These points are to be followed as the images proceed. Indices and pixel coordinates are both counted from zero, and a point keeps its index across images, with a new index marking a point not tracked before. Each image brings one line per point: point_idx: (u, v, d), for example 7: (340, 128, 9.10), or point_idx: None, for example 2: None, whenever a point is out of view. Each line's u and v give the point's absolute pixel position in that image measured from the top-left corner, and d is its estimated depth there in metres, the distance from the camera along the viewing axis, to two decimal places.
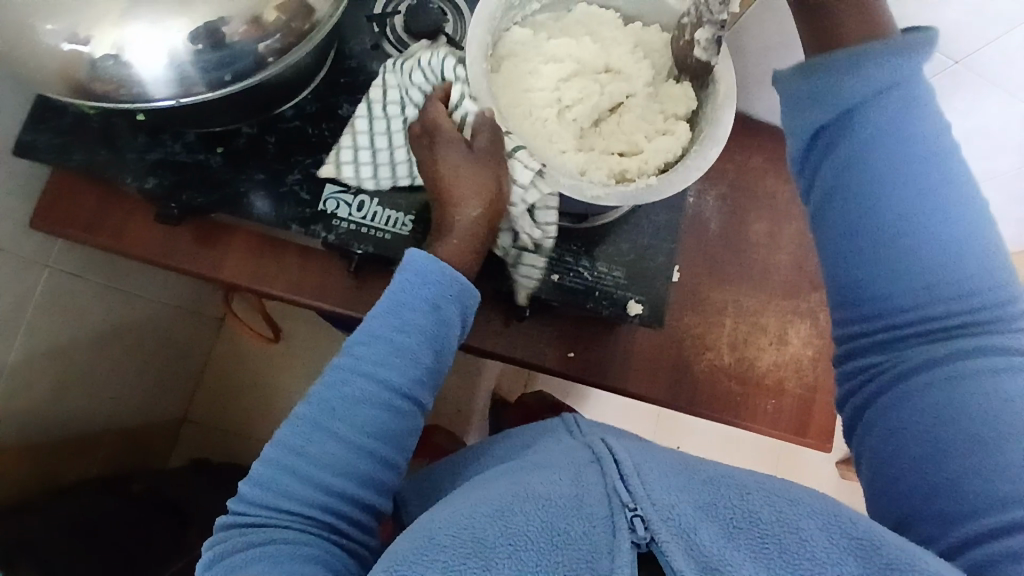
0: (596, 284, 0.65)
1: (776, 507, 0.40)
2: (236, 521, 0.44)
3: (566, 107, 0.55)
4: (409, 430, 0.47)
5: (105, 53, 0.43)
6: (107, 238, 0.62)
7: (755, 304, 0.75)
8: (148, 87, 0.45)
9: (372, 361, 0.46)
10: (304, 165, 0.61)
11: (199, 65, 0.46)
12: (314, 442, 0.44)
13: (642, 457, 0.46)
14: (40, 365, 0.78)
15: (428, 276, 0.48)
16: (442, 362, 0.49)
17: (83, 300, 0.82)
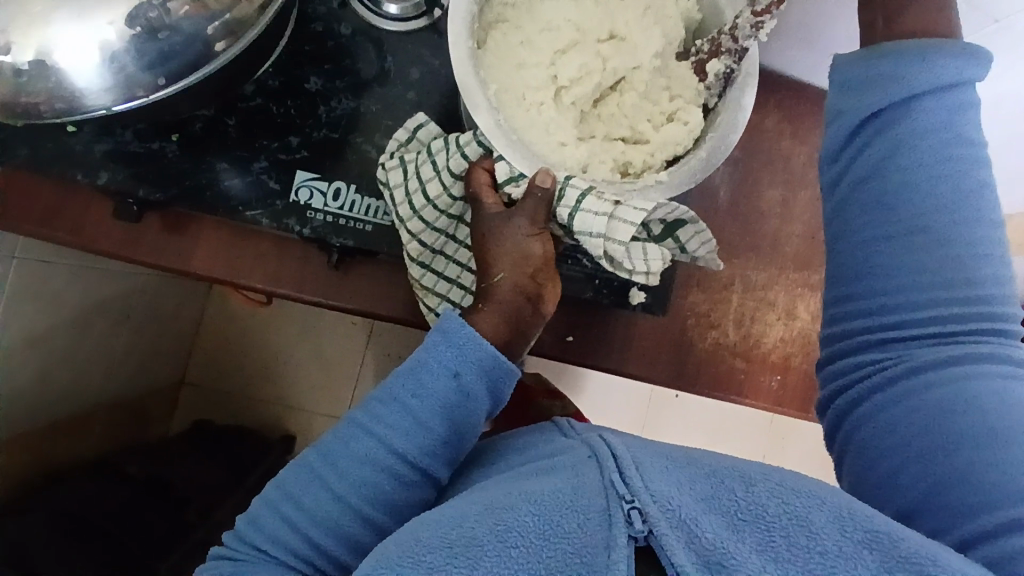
0: (596, 271, 0.60)
1: (785, 499, 0.36)
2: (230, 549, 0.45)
3: (563, 87, 0.49)
4: (415, 503, 0.44)
5: (28, 59, 0.39)
6: (64, 232, 0.57)
7: (764, 278, 0.71)
8: (82, 93, 0.40)
9: (383, 422, 0.44)
10: (271, 150, 0.54)
11: (138, 61, 0.40)
12: (311, 491, 0.44)
13: (639, 447, 0.42)
14: (20, 355, 0.76)
15: (455, 341, 0.45)
16: (462, 437, 0.45)
17: (59, 285, 0.78)
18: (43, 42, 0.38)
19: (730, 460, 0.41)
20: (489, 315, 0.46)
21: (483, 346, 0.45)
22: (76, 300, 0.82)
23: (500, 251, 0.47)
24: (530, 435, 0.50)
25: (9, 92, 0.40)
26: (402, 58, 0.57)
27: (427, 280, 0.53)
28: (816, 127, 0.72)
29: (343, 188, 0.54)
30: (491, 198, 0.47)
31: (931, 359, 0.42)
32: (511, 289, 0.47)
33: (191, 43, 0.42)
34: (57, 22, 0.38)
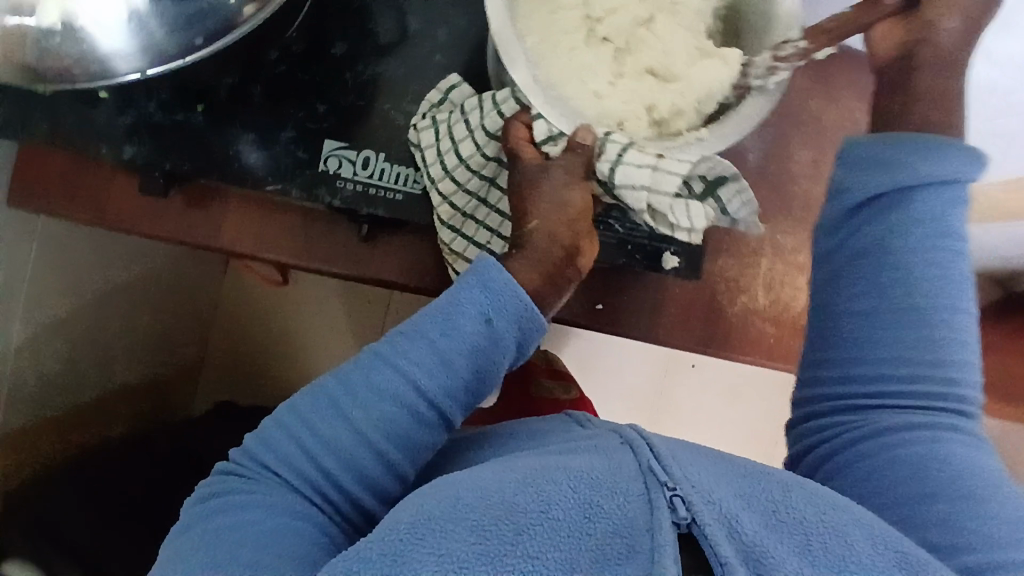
0: (629, 236, 0.59)
1: (818, 507, 0.37)
2: (237, 466, 0.44)
3: (596, 23, 0.47)
4: (429, 445, 0.44)
5: (55, 20, 0.37)
6: (87, 208, 0.56)
7: (793, 241, 0.71)
8: (110, 57, 0.39)
9: (407, 357, 0.43)
10: (298, 119, 0.53)
11: (165, 24, 0.39)
12: (328, 420, 0.42)
13: (671, 441, 0.42)
14: (42, 337, 0.75)
15: (488, 283, 0.44)
16: (482, 381, 0.44)
17: (77, 265, 0.77)
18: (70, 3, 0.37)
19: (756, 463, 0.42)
20: (526, 267, 0.45)
21: (515, 289, 0.44)
22: (95, 282, 0.81)
23: (538, 207, 0.46)
24: (543, 422, 0.51)
25: (33, 56, 0.38)
26: (427, 19, 0.55)
27: (458, 244, 0.52)
28: (847, 85, 0.70)
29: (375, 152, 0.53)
30: (527, 151, 0.47)
31: (897, 426, 0.43)
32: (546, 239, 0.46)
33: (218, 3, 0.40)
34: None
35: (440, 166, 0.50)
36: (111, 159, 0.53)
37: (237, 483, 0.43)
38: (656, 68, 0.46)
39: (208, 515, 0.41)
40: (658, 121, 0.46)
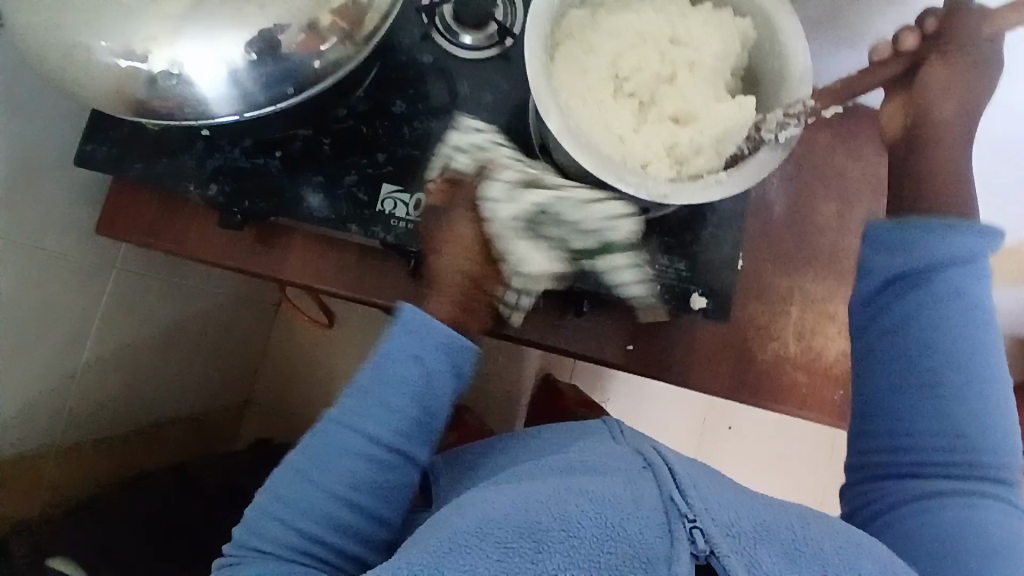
0: (657, 277, 0.62)
1: (837, 545, 0.38)
2: (228, 561, 0.49)
3: (622, 81, 0.52)
4: (396, 484, 0.50)
5: (161, 65, 0.43)
6: (168, 241, 0.64)
7: (823, 291, 0.72)
8: (208, 102, 0.45)
9: (355, 416, 0.49)
10: (359, 166, 0.60)
11: (256, 75, 0.45)
12: (297, 490, 0.48)
13: (696, 471, 0.44)
14: (108, 364, 0.81)
15: (418, 334, 0.51)
16: (433, 417, 0.52)
17: (148, 298, 0.84)
18: (176, 52, 0.42)
19: (769, 497, 0.44)
20: (440, 303, 0.55)
21: (436, 326, 0.51)
22: (162, 315, 0.88)
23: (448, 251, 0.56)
24: (568, 434, 0.57)
25: (141, 96, 0.45)
26: (476, 82, 0.62)
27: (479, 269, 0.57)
28: (870, 144, 0.74)
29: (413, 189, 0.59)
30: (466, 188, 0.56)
31: (943, 494, 0.44)
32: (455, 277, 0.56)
33: (303, 61, 0.46)
34: (190, 35, 0.42)
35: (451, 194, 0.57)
36: (195, 197, 0.61)
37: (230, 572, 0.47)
38: (680, 114, 0.51)
39: None
40: (679, 158, 0.50)
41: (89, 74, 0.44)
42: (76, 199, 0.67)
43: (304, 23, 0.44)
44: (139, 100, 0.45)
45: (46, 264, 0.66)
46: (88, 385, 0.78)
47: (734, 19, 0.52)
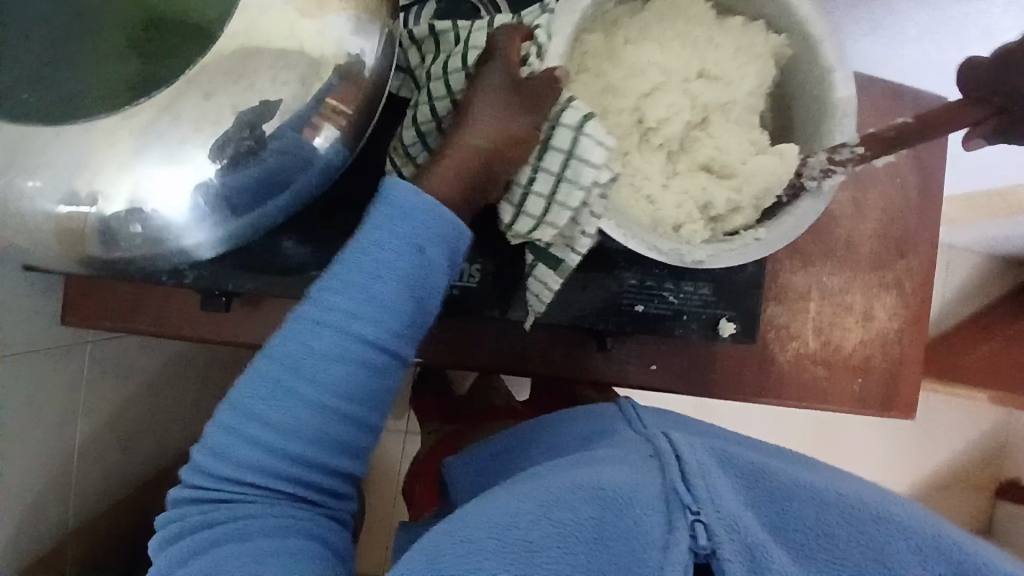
0: (682, 306, 0.59)
1: (864, 525, 0.39)
2: (193, 496, 0.43)
3: (650, 131, 0.47)
4: (388, 388, 0.43)
5: (117, 208, 0.36)
6: (151, 325, 0.58)
7: (840, 283, 0.71)
8: (176, 229, 0.38)
9: (337, 310, 0.40)
10: (352, 228, 0.54)
11: (225, 190, 0.37)
12: (276, 405, 0.40)
13: (704, 451, 0.44)
14: (102, 434, 0.73)
15: (409, 210, 0.41)
16: (427, 309, 0.43)
17: (125, 355, 0.75)
18: (135, 185, 0.35)
19: (793, 469, 0.44)
20: (444, 185, 0.42)
21: (435, 206, 0.41)
22: (144, 368, 0.79)
23: (478, 133, 0.43)
24: (585, 420, 0.55)
25: (97, 247, 0.38)
26: None
27: None
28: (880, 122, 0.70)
29: (458, 75, 0.46)
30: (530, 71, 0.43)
31: None
32: (473, 159, 0.42)
33: (296, 156, 0.39)
34: (155, 155, 0.35)
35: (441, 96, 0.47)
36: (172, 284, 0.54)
37: (203, 512, 0.42)
38: (713, 163, 0.47)
39: (186, 553, 0.41)
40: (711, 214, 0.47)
41: (27, 225, 0.37)
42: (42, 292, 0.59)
43: (291, 114, 0.37)
44: (93, 252, 0.38)
45: (26, 365, 0.59)
46: (92, 461, 0.73)
47: (767, 36, 0.47)
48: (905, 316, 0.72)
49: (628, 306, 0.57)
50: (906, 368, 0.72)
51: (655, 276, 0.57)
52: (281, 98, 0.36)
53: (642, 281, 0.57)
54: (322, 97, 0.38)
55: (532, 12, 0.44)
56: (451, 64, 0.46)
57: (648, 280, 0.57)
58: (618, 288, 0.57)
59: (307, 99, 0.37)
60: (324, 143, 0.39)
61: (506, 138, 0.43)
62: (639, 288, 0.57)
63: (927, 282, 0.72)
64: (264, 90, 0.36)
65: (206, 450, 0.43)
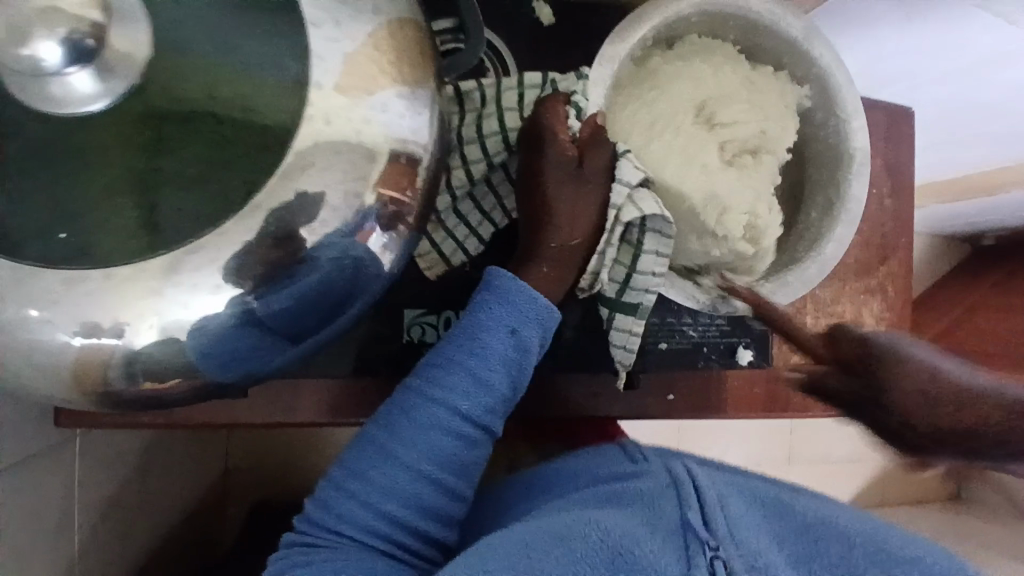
0: (702, 339, 0.60)
1: (884, 563, 0.40)
2: (296, 539, 0.47)
3: (716, 124, 0.50)
4: (479, 459, 0.47)
5: (147, 339, 0.34)
6: (155, 415, 0.55)
7: (831, 294, 0.74)
8: (195, 353, 0.35)
9: (439, 386, 0.45)
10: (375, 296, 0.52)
11: (250, 309, 0.35)
12: (378, 466, 0.45)
13: (723, 488, 0.47)
14: (101, 526, 0.68)
15: (507, 296, 0.46)
16: (516, 387, 0.48)
17: (116, 439, 0.70)
18: (167, 315, 0.33)
19: (815, 506, 0.45)
20: (549, 276, 0.48)
21: (534, 295, 0.46)
22: (136, 448, 0.74)
23: (564, 217, 0.47)
24: (601, 458, 0.56)
25: (121, 383, 0.35)
26: None
27: (471, 242, 0.52)
28: None
29: (495, 139, 0.49)
30: (599, 148, 0.47)
31: None
32: (563, 244, 0.48)
33: (337, 268, 0.37)
34: (199, 275, 0.33)
35: (478, 161, 0.50)
36: None
37: (299, 555, 0.46)
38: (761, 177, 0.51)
39: None
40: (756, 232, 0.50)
41: (44, 365, 0.34)
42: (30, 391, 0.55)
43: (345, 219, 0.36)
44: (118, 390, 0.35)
45: (20, 472, 0.54)
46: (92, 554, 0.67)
47: (792, 90, 0.51)
48: (892, 318, 0.76)
49: (651, 344, 0.59)
50: None
51: (675, 312, 0.59)
52: (325, 192, 0.35)
53: (663, 319, 0.59)
54: (374, 191, 0.36)
55: (564, 80, 0.50)
56: (486, 126, 0.49)
57: (668, 317, 0.59)
58: (641, 327, 0.58)
59: (362, 195, 0.36)
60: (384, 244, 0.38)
61: (589, 218, 0.48)
62: (661, 325, 0.59)
63: (908, 284, 0.77)
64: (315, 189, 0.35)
65: (315, 502, 0.47)
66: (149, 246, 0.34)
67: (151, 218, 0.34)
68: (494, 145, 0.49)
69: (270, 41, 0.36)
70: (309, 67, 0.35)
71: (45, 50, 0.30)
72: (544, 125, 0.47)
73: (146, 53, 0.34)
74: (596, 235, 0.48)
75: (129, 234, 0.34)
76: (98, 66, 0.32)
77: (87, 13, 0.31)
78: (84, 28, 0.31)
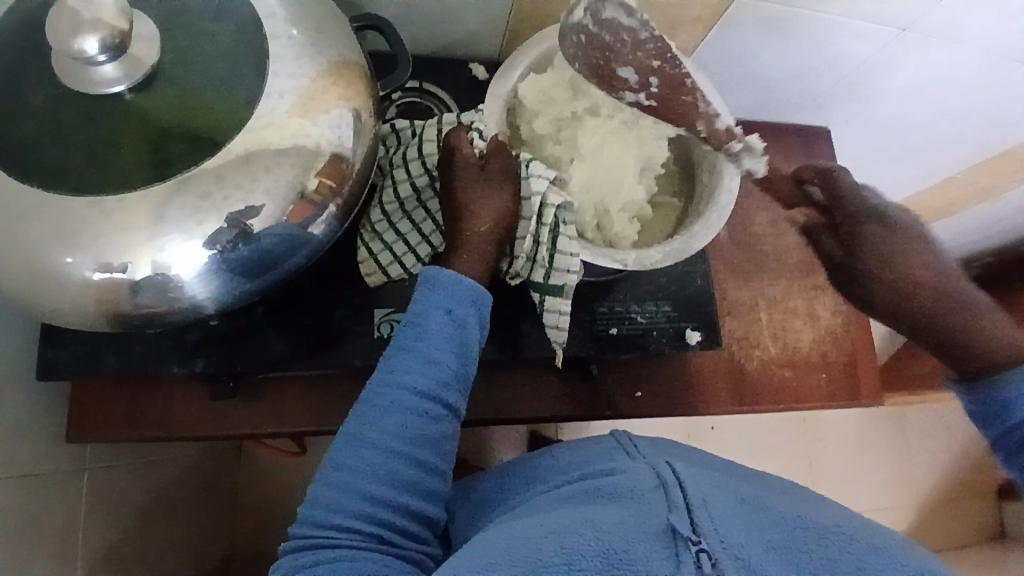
0: (651, 325, 0.65)
1: (858, 557, 0.39)
2: (293, 544, 0.46)
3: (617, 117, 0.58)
4: (446, 434, 0.49)
5: (145, 273, 0.39)
6: (156, 427, 0.60)
7: (781, 291, 0.80)
8: (188, 286, 0.41)
9: (400, 372, 0.48)
10: (348, 298, 0.59)
11: (222, 262, 0.41)
12: (356, 454, 0.46)
13: (709, 485, 0.44)
14: (101, 570, 0.70)
15: (446, 287, 0.50)
16: (468, 363, 0.51)
17: (120, 484, 0.73)
18: (159, 254, 0.39)
19: (791, 506, 0.44)
20: (474, 261, 0.52)
21: (463, 280, 0.50)
22: (137, 498, 0.77)
23: (479, 212, 0.52)
24: (597, 451, 0.54)
25: (130, 307, 0.41)
26: None
27: (422, 248, 0.58)
28: (776, 152, 0.84)
29: (416, 163, 0.56)
30: (497, 155, 0.53)
31: None
32: (483, 238, 0.52)
33: (283, 239, 0.42)
34: (179, 238, 0.39)
35: (405, 183, 0.57)
36: (181, 376, 0.57)
37: (299, 557, 0.45)
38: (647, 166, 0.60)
39: None
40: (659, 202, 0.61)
41: (69, 297, 0.40)
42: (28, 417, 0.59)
43: (289, 200, 0.41)
44: (126, 311, 0.41)
45: (28, 491, 0.58)
46: None
47: None
48: (845, 310, 0.80)
49: (602, 329, 0.64)
50: (860, 353, 0.79)
51: (621, 301, 0.65)
52: (260, 192, 0.40)
53: (611, 308, 0.65)
54: (316, 179, 0.42)
55: (468, 114, 0.55)
56: (409, 154, 0.56)
57: (615, 306, 0.65)
58: (592, 316, 0.64)
59: (303, 184, 0.42)
60: (316, 231, 0.44)
61: (500, 214, 0.52)
62: (609, 313, 0.64)
63: None
64: (253, 183, 0.40)
65: (308, 504, 0.47)
66: (160, 176, 0.38)
67: (158, 157, 0.39)
68: (415, 167, 0.56)
69: (235, 49, 0.41)
70: (271, 65, 0.41)
71: (85, 45, 0.36)
72: (450, 146, 0.53)
73: (156, 56, 0.39)
74: (509, 227, 0.52)
75: (119, 181, 0.38)
76: (124, 59, 0.38)
77: (116, 19, 0.36)
78: (114, 32, 0.36)
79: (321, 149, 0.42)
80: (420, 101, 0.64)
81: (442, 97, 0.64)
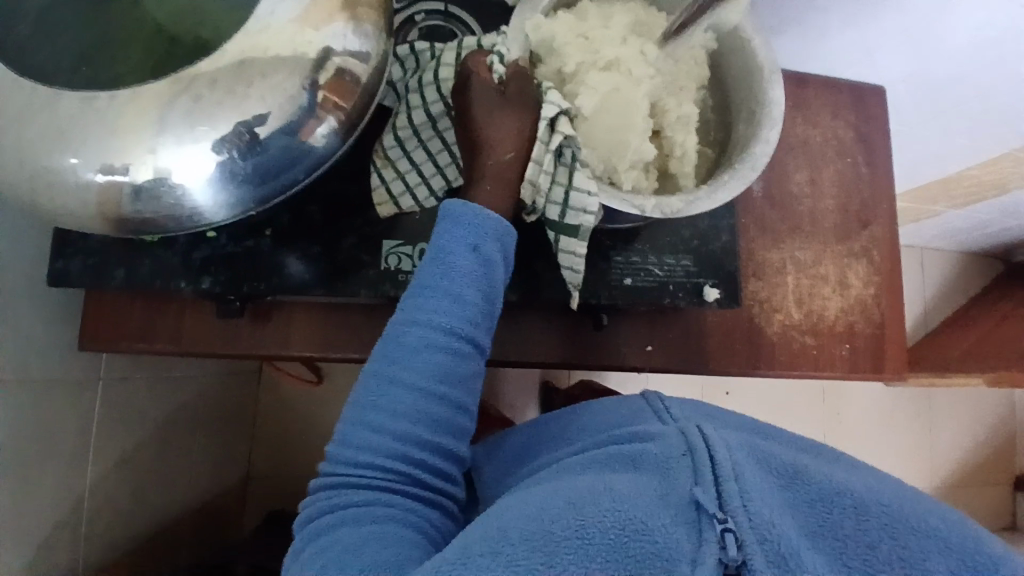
0: (669, 278, 0.63)
1: (902, 539, 0.36)
2: (325, 482, 0.47)
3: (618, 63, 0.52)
4: (472, 372, 0.48)
5: (146, 177, 0.38)
6: (165, 342, 0.62)
7: (812, 255, 0.76)
8: (193, 195, 0.40)
9: (427, 311, 0.47)
10: (356, 226, 0.57)
11: (230, 172, 0.40)
12: (384, 397, 0.46)
13: (743, 453, 0.42)
14: (116, 475, 0.73)
15: (468, 222, 0.48)
16: (493, 300, 0.50)
17: (135, 398, 0.76)
18: (160, 158, 0.38)
19: (831, 472, 0.41)
20: (492, 195, 0.50)
21: (484, 211, 0.49)
22: (152, 412, 0.80)
23: (496, 137, 0.49)
24: (629, 409, 0.53)
25: (133, 213, 0.40)
26: None
27: (437, 180, 0.56)
28: (823, 108, 0.78)
29: (432, 88, 0.53)
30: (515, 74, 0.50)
31: None
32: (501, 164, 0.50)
33: (292, 148, 0.41)
34: (180, 141, 0.38)
35: (422, 110, 0.54)
36: (188, 292, 0.57)
37: (330, 496, 0.46)
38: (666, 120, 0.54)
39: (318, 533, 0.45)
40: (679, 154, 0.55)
41: (70, 199, 0.39)
42: (45, 321, 0.60)
43: (290, 111, 0.40)
44: (130, 216, 0.40)
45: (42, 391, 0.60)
46: (105, 506, 0.72)
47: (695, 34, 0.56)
48: (878, 282, 0.76)
49: (616, 279, 0.62)
50: (888, 328, 0.76)
51: (638, 251, 0.62)
52: (256, 100, 0.38)
53: (628, 258, 0.62)
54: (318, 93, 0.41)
55: (488, 38, 0.53)
56: (424, 78, 0.54)
57: (632, 256, 0.62)
58: (608, 265, 0.62)
59: (303, 96, 0.40)
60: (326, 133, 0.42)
61: (521, 139, 0.50)
62: (625, 262, 0.62)
63: (891, 249, 0.77)
64: (246, 90, 0.38)
65: (338, 445, 0.48)
66: (160, 74, 0.37)
67: (159, 55, 0.37)
68: (432, 93, 0.54)
69: None
70: None
71: None
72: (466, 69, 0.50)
73: None
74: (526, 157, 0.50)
75: (118, 78, 0.37)
76: None
77: None
78: None
79: (320, 60, 0.40)
80: (443, 25, 0.60)
81: (467, 21, 0.60)
